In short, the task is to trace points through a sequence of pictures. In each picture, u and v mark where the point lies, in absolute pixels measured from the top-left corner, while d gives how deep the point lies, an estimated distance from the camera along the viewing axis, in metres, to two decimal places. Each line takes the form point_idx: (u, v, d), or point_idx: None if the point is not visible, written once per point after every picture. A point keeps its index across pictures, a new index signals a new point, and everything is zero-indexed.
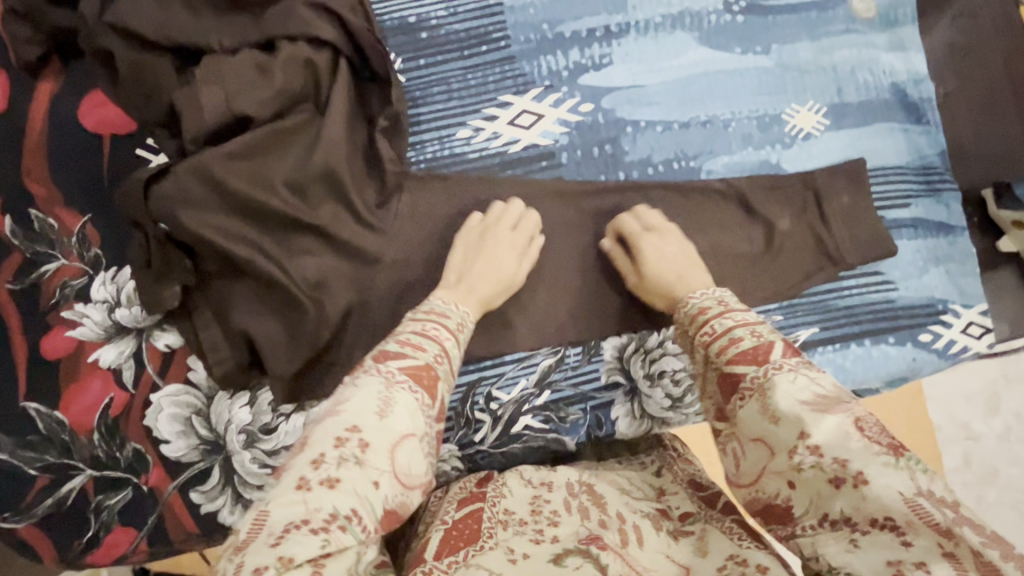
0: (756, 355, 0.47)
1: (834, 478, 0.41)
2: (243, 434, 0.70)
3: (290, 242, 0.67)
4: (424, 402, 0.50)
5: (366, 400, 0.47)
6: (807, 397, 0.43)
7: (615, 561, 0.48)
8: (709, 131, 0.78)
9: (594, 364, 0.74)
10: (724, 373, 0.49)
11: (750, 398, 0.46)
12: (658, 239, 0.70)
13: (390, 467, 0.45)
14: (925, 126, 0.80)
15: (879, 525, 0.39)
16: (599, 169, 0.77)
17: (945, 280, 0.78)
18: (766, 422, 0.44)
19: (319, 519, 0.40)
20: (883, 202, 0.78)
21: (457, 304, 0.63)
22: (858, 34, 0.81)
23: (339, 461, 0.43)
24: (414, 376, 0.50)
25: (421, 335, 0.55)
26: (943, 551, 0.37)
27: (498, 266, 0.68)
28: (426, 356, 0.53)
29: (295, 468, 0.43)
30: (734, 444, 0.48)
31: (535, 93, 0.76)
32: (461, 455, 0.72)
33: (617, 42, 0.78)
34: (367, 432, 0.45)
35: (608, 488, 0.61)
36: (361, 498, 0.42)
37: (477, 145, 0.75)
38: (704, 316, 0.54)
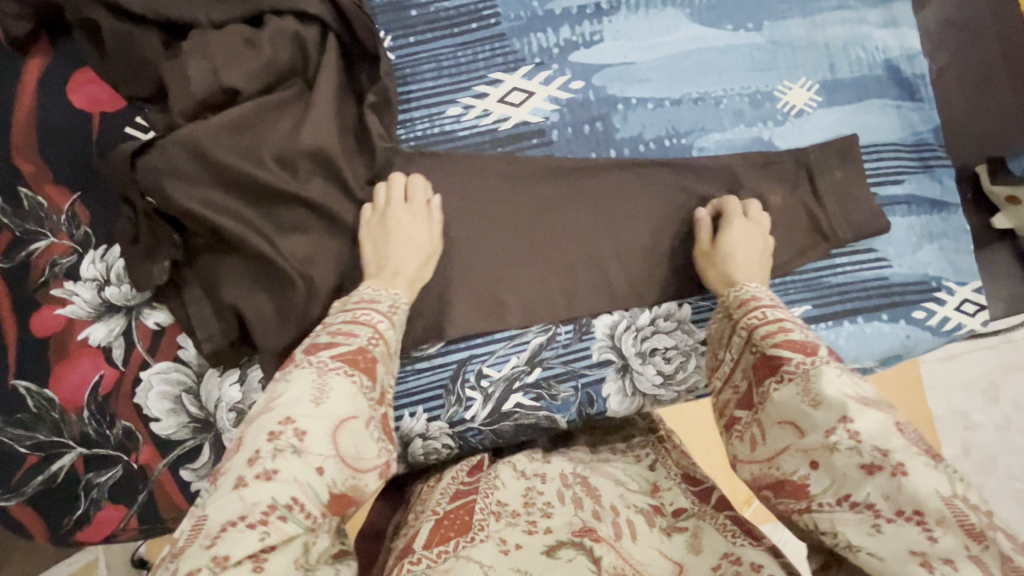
0: (806, 347, 0.50)
1: (869, 466, 0.42)
2: (234, 412, 0.70)
3: (278, 216, 0.66)
4: (362, 384, 0.51)
5: (300, 391, 0.47)
6: (853, 392, 0.45)
7: (609, 553, 0.49)
8: (701, 108, 0.78)
9: (586, 342, 0.74)
10: (764, 355, 0.53)
11: (790, 380, 0.49)
12: (751, 225, 0.71)
13: (333, 452, 0.46)
14: (919, 103, 0.80)
15: (905, 516, 0.40)
16: (590, 146, 0.76)
17: (939, 257, 0.78)
18: (805, 404, 0.47)
19: (257, 513, 0.41)
20: (876, 178, 0.78)
21: (390, 289, 0.63)
22: (851, 10, 0.80)
23: (274, 455, 0.43)
24: (348, 362, 0.51)
25: (353, 322, 0.55)
26: (969, 552, 0.38)
27: (412, 241, 0.67)
28: (359, 341, 0.54)
29: (232, 469, 0.43)
30: (754, 429, 0.52)
31: (526, 71, 0.76)
32: (451, 432, 0.71)
33: (608, 19, 0.77)
34: (302, 421, 0.45)
35: (603, 480, 0.60)
36: (302, 486, 0.43)
37: (467, 122, 0.75)
38: (749, 306, 0.59)
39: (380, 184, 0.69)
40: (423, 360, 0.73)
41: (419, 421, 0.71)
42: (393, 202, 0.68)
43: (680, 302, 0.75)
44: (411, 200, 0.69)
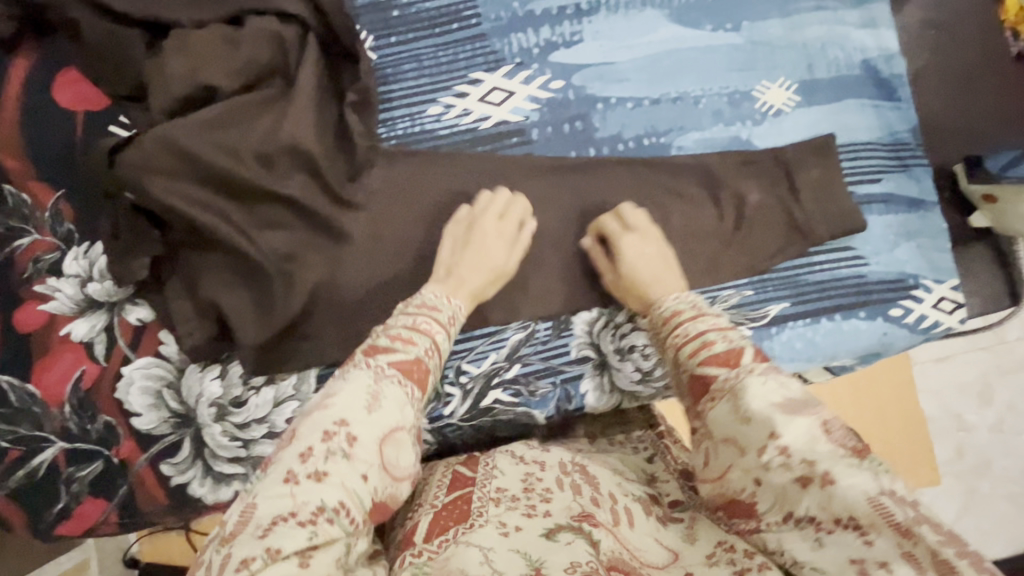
0: (727, 358, 0.47)
1: (801, 479, 0.42)
2: (214, 407, 0.70)
3: (257, 213, 0.67)
4: (413, 396, 0.51)
5: (354, 395, 0.47)
6: (779, 399, 0.44)
7: (606, 538, 0.49)
8: (680, 108, 0.78)
9: (564, 339, 0.74)
10: (692, 374, 0.49)
11: (721, 400, 0.46)
12: (637, 239, 0.70)
13: (378, 461, 0.46)
14: (896, 103, 0.80)
15: (842, 524, 0.40)
16: (570, 145, 0.77)
17: (916, 255, 0.78)
18: (738, 424, 0.45)
19: (307, 512, 0.41)
20: (853, 177, 0.79)
21: (449, 297, 0.63)
22: (829, 11, 0.81)
23: (325, 457, 0.43)
24: (403, 370, 0.51)
25: (413, 327, 0.55)
26: (902, 551, 0.38)
27: (488, 256, 0.69)
28: (417, 350, 0.53)
29: (283, 462, 0.43)
30: (706, 444, 0.48)
31: (506, 70, 0.77)
32: (430, 428, 0.72)
33: (588, 20, 0.78)
34: (355, 425, 0.46)
35: (601, 469, 0.61)
36: (349, 491, 0.43)
37: (448, 121, 0.76)
38: (675, 319, 0.54)
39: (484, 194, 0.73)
40: None
41: None
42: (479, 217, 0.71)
43: None
44: (502, 219, 0.71)
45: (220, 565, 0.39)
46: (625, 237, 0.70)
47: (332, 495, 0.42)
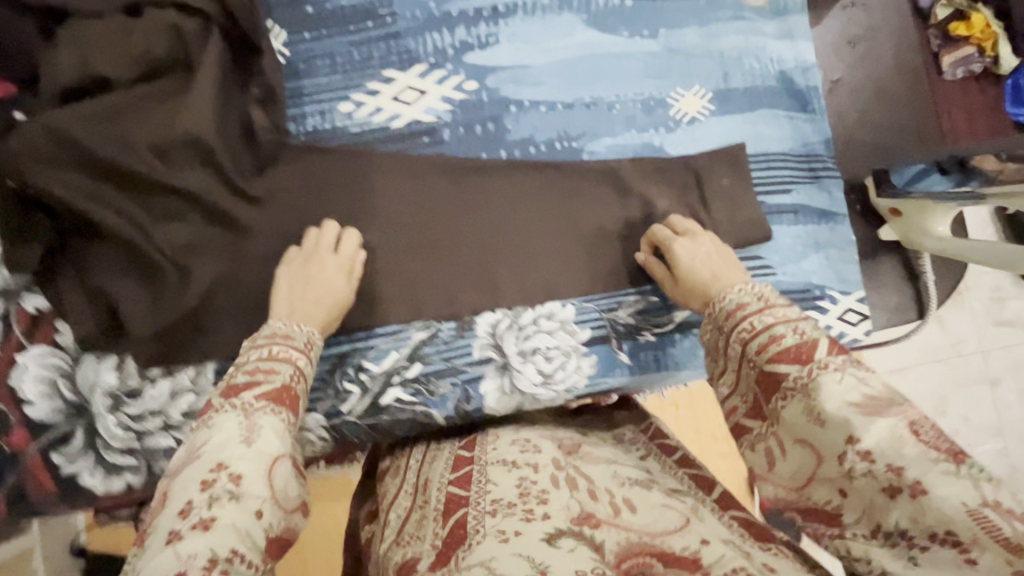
0: (800, 352, 0.47)
1: (890, 489, 0.40)
2: (109, 398, 0.70)
3: (154, 204, 0.67)
4: (289, 421, 0.53)
5: (228, 434, 0.49)
6: (857, 399, 0.43)
7: (611, 536, 0.46)
8: (593, 113, 0.79)
9: (467, 340, 0.75)
10: (762, 371, 0.49)
11: (794, 398, 0.47)
12: (688, 242, 0.69)
13: (269, 493, 0.47)
14: (810, 114, 0.81)
15: (939, 539, 0.38)
16: (481, 147, 0.77)
17: (824, 266, 0.79)
18: (811, 423, 0.45)
19: (196, 568, 0.40)
20: (763, 187, 0.79)
21: (301, 323, 0.64)
22: (747, 22, 0.81)
23: (209, 503, 0.44)
24: (273, 399, 0.53)
25: (270, 358, 0.57)
26: (1013, 568, 0.36)
27: (330, 287, 0.68)
28: (281, 377, 0.56)
29: (164, 525, 0.44)
30: (770, 443, 0.50)
31: (419, 70, 0.77)
32: (326, 425, 0.72)
33: (504, 22, 0.78)
34: (234, 465, 0.47)
35: (595, 466, 0.55)
36: (240, 533, 0.44)
37: (359, 119, 0.76)
38: (736, 314, 0.55)
39: (311, 229, 0.71)
40: None
41: None
42: (322, 248, 0.70)
43: (563, 302, 0.76)
44: (340, 250, 0.70)
45: None
46: (677, 241, 0.70)
47: (226, 539, 0.42)
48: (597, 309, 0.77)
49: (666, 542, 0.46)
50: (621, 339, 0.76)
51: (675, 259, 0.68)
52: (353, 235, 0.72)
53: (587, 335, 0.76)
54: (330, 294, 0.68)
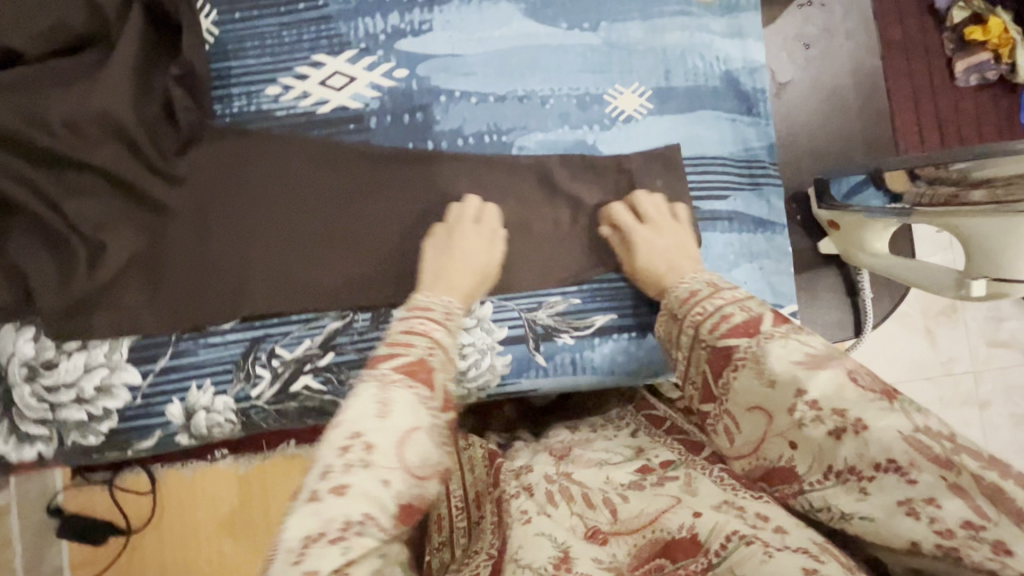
0: (746, 327, 0.47)
1: (834, 431, 0.40)
2: (25, 368, 0.71)
3: (68, 179, 0.69)
4: (422, 395, 0.48)
5: (363, 406, 0.46)
6: (800, 357, 0.43)
7: (621, 547, 0.46)
8: (526, 106, 0.77)
9: (381, 332, 0.74)
10: (713, 349, 0.48)
11: (744, 369, 0.46)
12: (650, 233, 0.71)
13: (399, 464, 0.44)
14: (754, 118, 0.78)
15: (883, 468, 0.38)
16: (408, 137, 0.76)
17: (758, 277, 0.76)
18: (762, 385, 0.44)
19: (335, 530, 0.40)
20: (700, 191, 0.77)
21: (443, 295, 0.63)
22: (693, 17, 0.78)
23: (345, 469, 0.43)
24: (409, 371, 0.49)
25: (411, 331, 0.54)
26: (947, 482, 0.36)
27: (471, 257, 0.70)
28: (418, 351, 0.51)
29: (307, 484, 0.43)
30: (726, 420, 0.48)
31: (349, 56, 0.76)
32: (235, 408, 0.73)
33: (439, 9, 0.76)
34: (369, 435, 0.45)
35: (588, 470, 0.54)
36: (372, 500, 0.42)
37: (286, 103, 0.75)
38: (689, 301, 0.54)
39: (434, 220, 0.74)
40: (216, 335, 0.73)
41: (204, 393, 0.73)
42: (459, 222, 0.72)
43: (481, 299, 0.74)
44: (480, 222, 0.73)
45: None
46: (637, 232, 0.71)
47: (357, 507, 0.41)
48: (517, 308, 0.75)
49: (664, 530, 0.46)
50: (538, 340, 0.75)
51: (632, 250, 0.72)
52: (496, 210, 0.74)
53: (503, 334, 0.75)
54: (455, 262, 0.69)
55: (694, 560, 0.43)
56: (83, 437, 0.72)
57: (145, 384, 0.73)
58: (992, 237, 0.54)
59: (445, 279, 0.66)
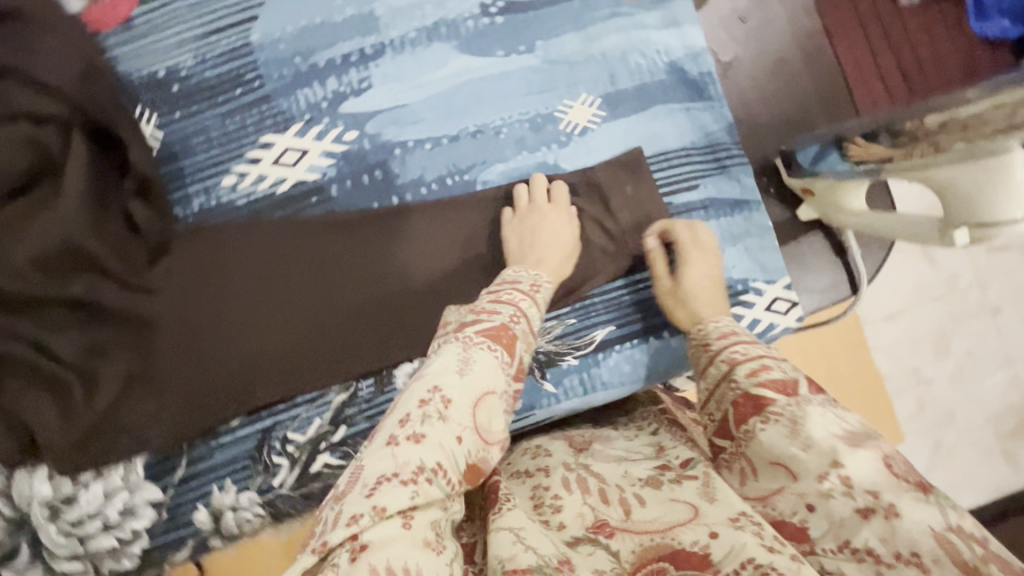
0: (786, 387, 0.47)
1: (863, 509, 0.38)
2: (46, 508, 0.71)
3: (44, 318, 0.68)
4: (503, 360, 0.50)
5: (445, 363, 0.47)
6: (840, 431, 0.42)
7: (627, 543, 0.44)
8: (480, 141, 0.76)
9: (387, 395, 0.74)
10: (747, 394, 0.48)
11: (777, 421, 0.44)
12: (705, 257, 0.69)
13: (470, 423, 0.45)
14: (708, 103, 0.78)
15: (904, 559, 0.36)
16: (371, 196, 0.76)
17: (745, 259, 0.76)
18: (794, 447, 0.42)
19: (408, 472, 0.41)
20: (669, 186, 0.76)
21: (530, 270, 0.66)
22: (626, 17, 0.78)
23: (421, 420, 0.43)
24: (493, 336, 0.52)
25: (497, 300, 0.57)
26: None
27: (558, 236, 0.70)
28: (503, 317, 0.54)
29: (386, 428, 0.44)
30: (742, 462, 0.47)
31: (296, 129, 0.75)
32: (261, 501, 0.73)
33: (374, 64, 0.76)
34: (448, 390, 0.45)
35: (607, 464, 0.55)
36: (445, 452, 0.42)
37: (244, 190, 0.75)
38: (729, 339, 0.57)
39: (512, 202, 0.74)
40: (227, 434, 0.73)
41: (227, 494, 0.72)
42: (541, 200, 0.73)
43: None
44: (557, 202, 0.73)
45: (331, 521, 0.39)
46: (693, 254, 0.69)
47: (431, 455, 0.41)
48: None
49: (676, 538, 0.43)
50: (544, 367, 0.75)
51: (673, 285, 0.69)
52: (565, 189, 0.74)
53: None
54: (539, 242, 0.69)
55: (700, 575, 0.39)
56: (118, 562, 0.72)
57: (168, 498, 0.72)
58: (968, 183, 0.54)
59: (538, 255, 0.68)
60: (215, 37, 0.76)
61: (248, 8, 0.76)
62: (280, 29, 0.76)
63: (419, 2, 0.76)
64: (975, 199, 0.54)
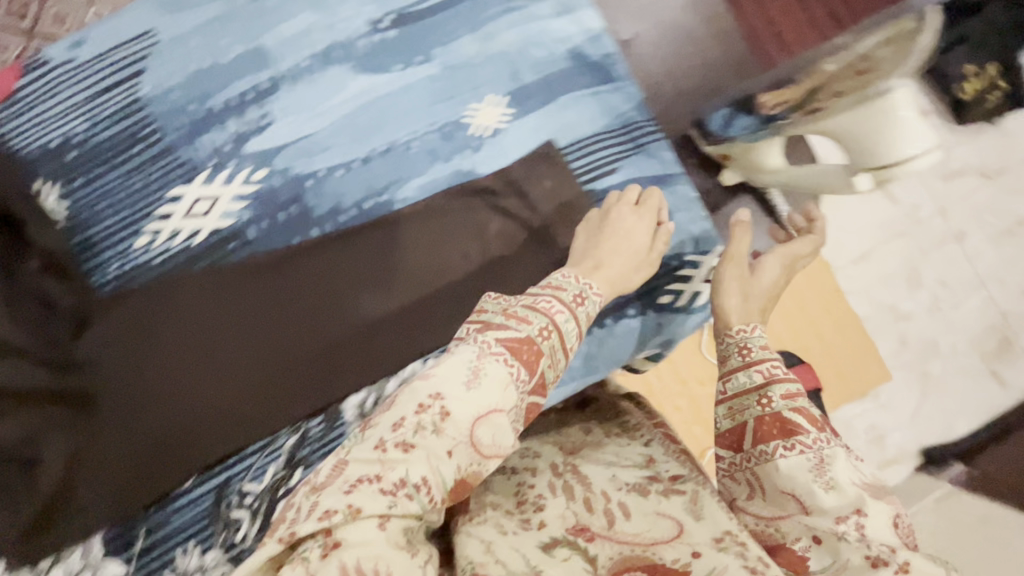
0: (814, 419, 0.52)
1: (875, 558, 0.43)
2: None
3: None
4: (518, 377, 0.47)
5: (454, 369, 0.45)
6: (861, 482, 0.47)
7: (605, 549, 0.51)
8: (392, 159, 0.75)
9: (339, 430, 0.72)
10: (778, 417, 0.52)
11: (801, 453, 0.49)
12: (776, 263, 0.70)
13: (467, 438, 0.43)
14: (615, 84, 0.77)
15: None
16: (290, 233, 0.74)
17: (678, 233, 0.75)
18: (815, 484, 0.47)
19: (391, 480, 0.40)
20: (589, 174, 0.76)
21: (581, 278, 0.60)
22: (519, 11, 0.77)
23: (415, 429, 0.42)
24: (513, 349, 0.48)
25: (531, 307, 0.52)
26: None
27: (631, 239, 0.67)
28: (531, 330, 0.50)
29: (377, 428, 0.43)
30: (748, 475, 0.52)
31: (204, 177, 0.74)
32: (226, 559, 0.69)
33: (272, 98, 0.74)
34: (449, 400, 0.43)
35: (596, 468, 0.61)
36: (431, 466, 0.42)
37: (160, 247, 0.73)
38: (767, 352, 0.58)
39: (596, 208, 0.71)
40: (182, 496, 0.72)
41: (191, 557, 0.70)
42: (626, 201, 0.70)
43: (423, 358, 0.73)
44: (641, 204, 0.71)
45: (306, 508, 0.40)
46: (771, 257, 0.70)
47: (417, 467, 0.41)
48: None
49: (655, 553, 0.49)
50: None
51: (748, 278, 0.68)
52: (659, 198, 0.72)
53: None
54: (610, 242, 0.66)
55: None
56: None
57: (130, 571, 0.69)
58: (861, 131, 0.56)
59: (594, 261, 0.63)
60: (105, 96, 0.74)
61: (134, 61, 0.74)
62: (169, 78, 0.74)
63: (307, 29, 0.75)
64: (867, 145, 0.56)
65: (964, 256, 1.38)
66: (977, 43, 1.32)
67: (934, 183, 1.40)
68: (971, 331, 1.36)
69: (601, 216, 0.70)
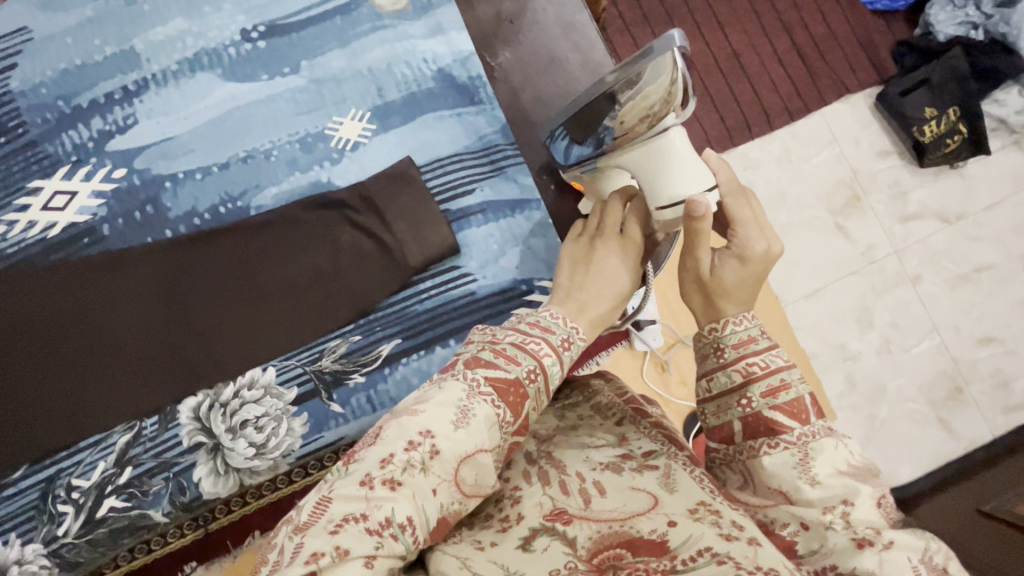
0: (799, 411, 0.45)
1: (860, 539, 0.38)
2: None
3: None
4: (505, 418, 0.46)
5: (444, 407, 0.44)
6: (846, 467, 0.42)
7: (583, 530, 0.43)
8: (250, 166, 0.76)
9: (172, 431, 0.72)
10: (761, 417, 0.45)
11: (786, 448, 0.43)
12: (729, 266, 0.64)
13: (451, 476, 0.43)
14: (480, 106, 0.79)
15: None
16: (145, 233, 0.75)
17: (527, 258, 0.77)
18: (800, 480, 0.41)
19: (378, 518, 0.40)
20: (443, 194, 0.77)
21: (569, 320, 0.55)
22: (389, 30, 0.79)
23: (403, 470, 0.42)
24: (499, 391, 0.47)
25: (521, 347, 0.50)
26: None
27: (614, 276, 0.59)
28: (517, 372, 0.48)
29: (365, 462, 0.42)
30: (742, 467, 0.46)
31: (64, 172, 0.75)
32: (47, 552, 0.69)
33: (139, 100, 0.76)
34: (439, 440, 0.43)
35: (571, 450, 0.51)
36: (417, 505, 0.41)
37: (14, 238, 0.73)
38: (744, 348, 0.48)
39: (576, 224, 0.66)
40: (8, 487, 0.70)
41: (8, 550, 0.68)
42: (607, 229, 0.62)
43: (263, 366, 0.74)
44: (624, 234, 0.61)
45: (290, 550, 0.39)
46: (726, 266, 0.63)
47: (405, 510, 0.41)
48: (299, 364, 0.74)
49: (633, 526, 0.42)
50: (330, 388, 0.74)
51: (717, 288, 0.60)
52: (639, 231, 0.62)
53: (294, 395, 0.73)
54: (589, 282, 0.58)
55: (657, 560, 0.39)
56: None
57: None
58: (647, 170, 0.61)
59: (578, 303, 0.57)
60: None
61: (6, 55, 0.75)
62: (38, 73, 0.75)
63: (179, 35, 0.77)
64: (651, 183, 0.60)
65: (917, 298, 1.34)
66: (933, 84, 1.33)
67: (892, 227, 1.36)
68: (920, 376, 1.31)
69: (587, 247, 0.62)
